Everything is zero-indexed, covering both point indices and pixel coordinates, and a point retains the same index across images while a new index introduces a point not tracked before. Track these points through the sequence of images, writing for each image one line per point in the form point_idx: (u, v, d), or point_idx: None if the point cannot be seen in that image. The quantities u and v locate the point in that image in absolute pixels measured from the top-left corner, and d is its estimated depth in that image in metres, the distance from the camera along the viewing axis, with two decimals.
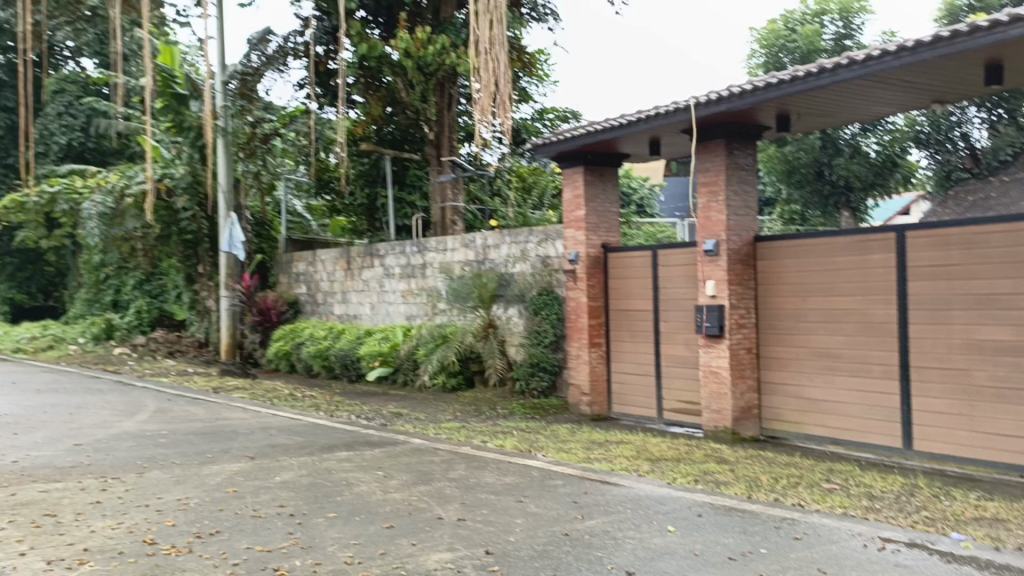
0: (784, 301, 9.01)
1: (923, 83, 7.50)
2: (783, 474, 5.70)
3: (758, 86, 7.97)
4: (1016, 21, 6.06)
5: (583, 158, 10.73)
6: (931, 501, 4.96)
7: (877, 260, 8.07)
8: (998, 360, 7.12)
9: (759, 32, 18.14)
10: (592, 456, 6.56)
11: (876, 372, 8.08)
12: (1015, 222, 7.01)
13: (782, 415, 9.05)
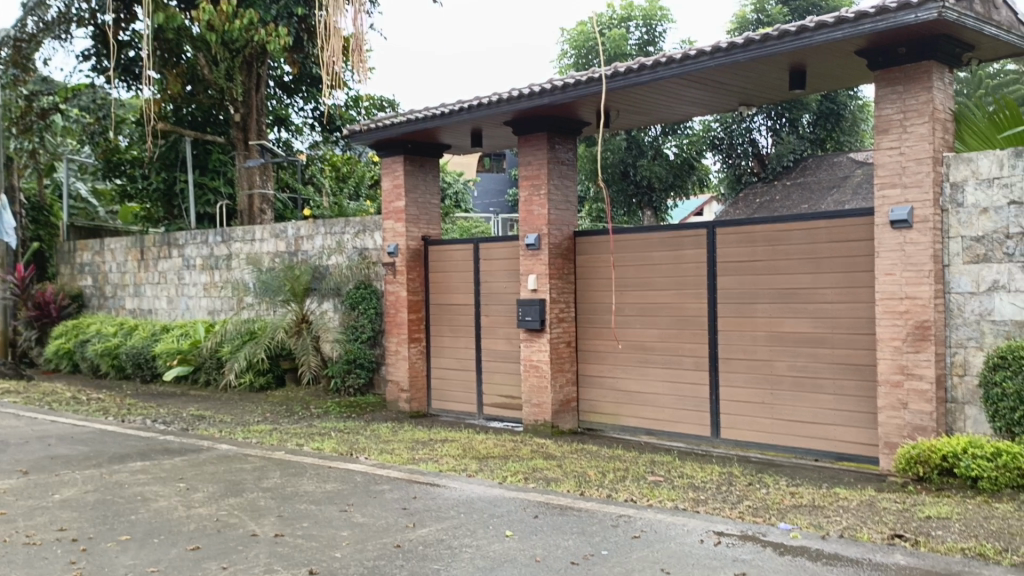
0: (602, 294, 9.16)
1: (732, 85, 7.86)
2: (609, 468, 5.73)
3: (581, 80, 8.01)
4: (820, 28, 6.48)
5: (403, 147, 10.39)
6: (749, 489, 5.15)
7: (689, 255, 8.38)
8: (797, 351, 7.58)
9: (569, 33, 18.60)
10: (417, 456, 6.28)
11: (688, 363, 8.39)
12: (812, 220, 7.47)
13: (600, 407, 9.21)
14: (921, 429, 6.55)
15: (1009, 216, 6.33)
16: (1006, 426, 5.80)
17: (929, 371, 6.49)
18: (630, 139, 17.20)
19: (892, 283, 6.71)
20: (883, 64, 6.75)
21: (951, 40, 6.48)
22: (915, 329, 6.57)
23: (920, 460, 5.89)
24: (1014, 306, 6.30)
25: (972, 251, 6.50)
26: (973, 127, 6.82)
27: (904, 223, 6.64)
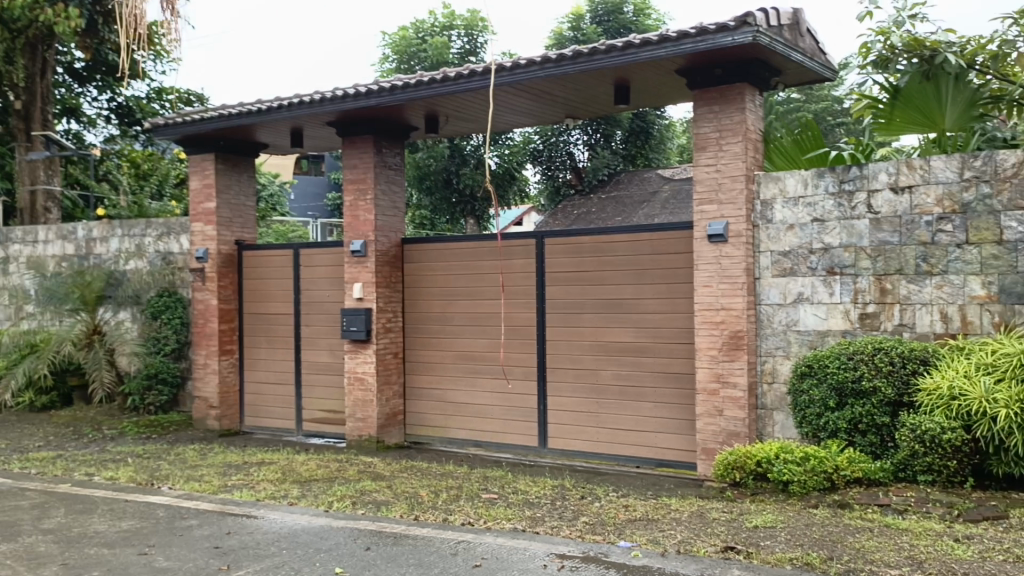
0: (431, 304, 8.93)
1: (560, 96, 7.92)
2: (441, 487, 5.51)
3: (409, 83, 7.76)
4: (645, 44, 6.62)
5: (215, 145, 9.65)
6: (582, 503, 5.13)
7: (518, 265, 8.34)
8: (621, 361, 7.73)
9: (390, 37, 18.29)
10: (230, 483, 5.76)
11: (516, 374, 8.35)
12: (635, 233, 7.64)
13: (426, 420, 8.98)
14: (735, 435, 6.85)
15: (813, 233, 6.72)
16: (812, 431, 6.13)
17: (742, 379, 6.80)
18: (452, 147, 16.99)
19: (709, 294, 6.98)
20: (702, 84, 7.02)
21: (762, 64, 6.84)
22: (731, 339, 6.86)
23: (736, 466, 6.10)
24: (817, 317, 6.69)
25: (780, 265, 6.86)
26: (781, 148, 7.19)
27: (720, 237, 6.90)
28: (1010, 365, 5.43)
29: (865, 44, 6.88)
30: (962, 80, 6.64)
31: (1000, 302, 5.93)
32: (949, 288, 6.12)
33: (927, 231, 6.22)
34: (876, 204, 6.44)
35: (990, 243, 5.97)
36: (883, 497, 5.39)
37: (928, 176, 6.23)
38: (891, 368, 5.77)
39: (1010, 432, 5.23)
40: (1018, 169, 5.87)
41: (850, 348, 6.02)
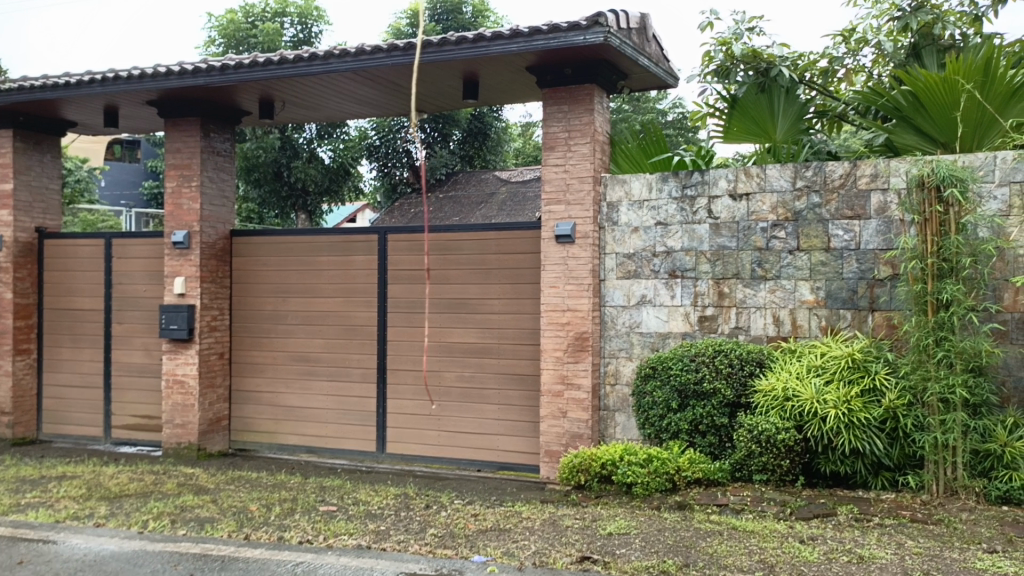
0: (262, 301, 8.33)
1: (407, 87, 7.61)
2: (273, 500, 5.06)
3: (242, 63, 7.16)
4: (496, 39, 6.44)
5: (12, 120, 8.54)
6: (428, 513, 4.89)
7: (360, 261, 7.93)
8: (465, 362, 7.52)
9: (217, 20, 17.14)
10: (23, 502, 5.02)
11: (354, 376, 7.94)
12: (482, 231, 7.47)
13: (254, 425, 8.37)
14: (578, 436, 6.83)
15: (656, 236, 6.80)
16: (654, 432, 6.19)
17: (586, 381, 6.81)
18: (283, 138, 16.17)
19: (556, 295, 6.93)
20: (551, 83, 6.96)
21: (610, 66, 6.87)
22: (576, 340, 6.84)
23: (581, 468, 6.09)
24: (658, 319, 6.78)
25: (625, 267, 6.90)
26: (627, 152, 7.22)
27: (567, 238, 6.88)
28: (838, 367, 5.73)
29: (708, 53, 7.14)
30: (792, 93, 6.92)
31: (827, 306, 6.24)
32: (781, 292, 6.38)
33: (762, 236, 6.45)
34: (715, 210, 6.61)
35: (819, 250, 6.26)
36: (722, 497, 5.49)
37: (764, 184, 6.45)
38: (730, 370, 5.93)
39: (837, 431, 5.49)
40: (845, 181, 6.19)
41: (692, 350, 6.12)
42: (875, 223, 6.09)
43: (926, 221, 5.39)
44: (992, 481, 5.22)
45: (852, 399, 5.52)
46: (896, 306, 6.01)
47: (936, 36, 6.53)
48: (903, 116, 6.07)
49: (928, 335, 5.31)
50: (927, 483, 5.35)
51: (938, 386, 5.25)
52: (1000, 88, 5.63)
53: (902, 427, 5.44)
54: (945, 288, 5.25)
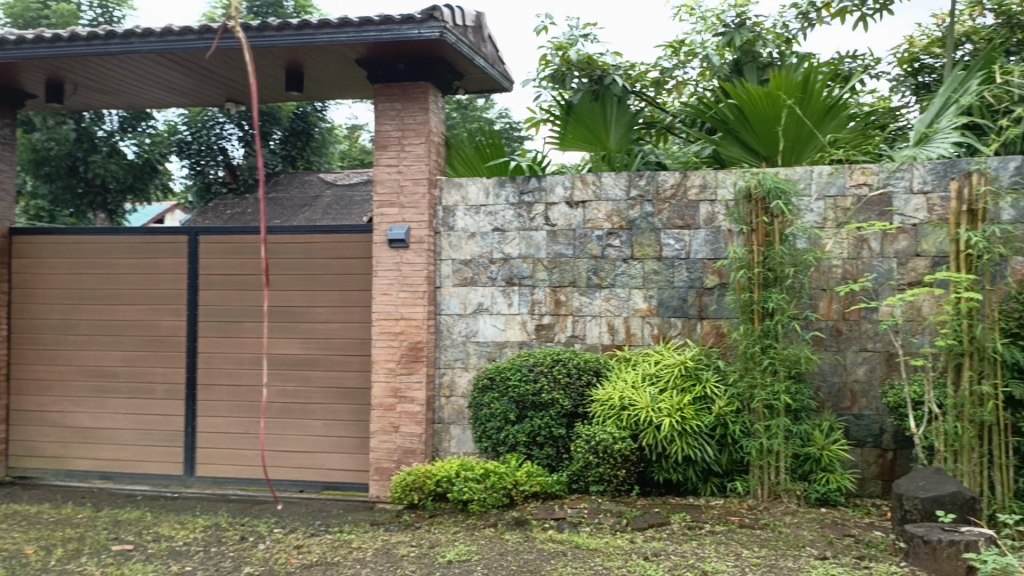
0: (48, 309, 7.33)
1: (222, 74, 6.98)
2: (55, 542, 4.43)
3: (25, 37, 6.24)
4: (323, 26, 5.98)
5: None
6: (243, 548, 4.48)
7: (164, 264, 7.16)
8: (286, 375, 6.98)
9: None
10: None
11: (158, 392, 7.16)
12: (308, 234, 6.99)
13: (37, 450, 7.36)
14: (411, 452, 6.51)
15: (493, 242, 6.65)
16: (491, 446, 5.97)
17: (419, 394, 6.51)
18: (79, 130, 14.50)
19: (389, 303, 6.59)
20: (383, 78, 6.61)
21: (445, 65, 6.61)
22: (409, 351, 6.54)
23: (414, 487, 5.74)
24: (495, 328, 6.62)
25: (461, 274, 6.69)
26: (463, 155, 7.01)
27: (401, 243, 6.57)
28: (671, 375, 5.76)
29: (543, 56, 7.09)
30: (623, 103, 6.96)
31: (659, 315, 6.28)
32: (616, 301, 6.37)
33: (598, 245, 6.42)
34: (553, 217, 6.52)
35: (651, 259, 6.30)
36: (559, 510, 5.36)
37: (599, 192, 6.43)
38: (568, 380, 5.82)
39: (671, 439, 5.49)
40: (676, 191, 6.26)
41: (530, 359, 5.97)
42: (704, 232, 6.20)
43: (753, 231, 5.50)
44: (811, 484, 5.43)
45: (684, 407, 5.54)
46: (724, 314, 6.14)
47: (757, 53, 6.76)
48: (729, 129, 6.21)
49: (754, 343, 5.42)
50: (752, 488, 5.46)
51: (764, 393, 5.37)
52: (817, 105, 5.89)
53: (730, 433, 5.52)
54: (770, 297, 5.37)
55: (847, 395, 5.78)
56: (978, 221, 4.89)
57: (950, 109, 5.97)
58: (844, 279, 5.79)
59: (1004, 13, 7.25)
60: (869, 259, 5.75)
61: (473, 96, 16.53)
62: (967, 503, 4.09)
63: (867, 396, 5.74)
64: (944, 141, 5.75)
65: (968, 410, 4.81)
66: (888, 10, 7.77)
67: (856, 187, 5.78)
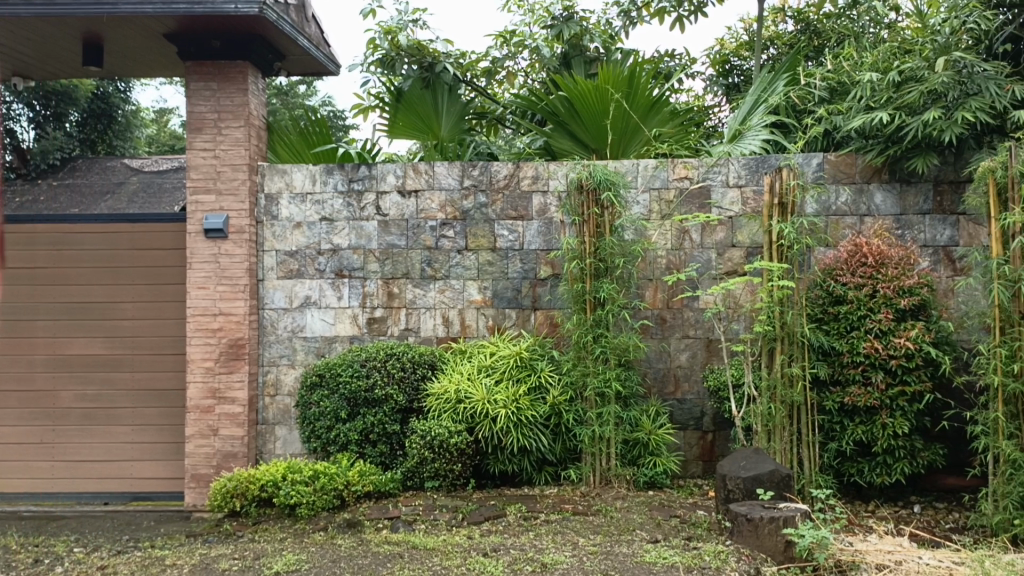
0: None
1: (5, 44, 6.22)
2: None
3: None
4: None
5: None
6: None
7: None
8: (87, 378, 6.39)
9: None
10: None
11: None
12: (112, 223, 6.40)
13: None
14: (231, 456, 6.11)
15: (321, 233, 6.39)
16: (320, 446, 5.71)
17: (242, 394, 6.13)
18: None
19: (205, 298, 6.15)
20: (196, 55, 6.12)
21: (266, 44, 6.22)
22: (229, 348, 6.14)
23: (236, 494, 5.37)
24: (324, 323, 6.37)
25: (286, 266, 6.39)
26: (285, 140, 6.61)
27: (219, 233, 6.15)
28: (507, 366, 5.74)
29: (372, 40, 6.83)
30: (454, 92, 6.85)
31: (493, 306, 6.24)
32: (450, 292, 6.27)
33: (431, 235, 6.30)
34: (384, 206, 6.34)
35: (485, 250, 6.25)
36: (393, 509, 5.18)
37: (432, 181, 6.31)
38: (402, 374, 5.65)
39: (507, 430, 5.46)
40: (509, 181, 6.24)
41: (362, 354, 5.75)
42: (536, 224, 6.22)
43: (585, 222, 5.55)
44: (640, 468, 5.56)
45: (519, 397, 5.53)
46: (557, 304, 6.19)
47: (584, 47, 6.90)
48: (559, 121, 6.26)
49: (586, 332, 5.49)
50: (585, 475, 5.51)
51: (596, 381, 5.45)
52: (642, 99, 6.04)
53: (564, 421, 5.57)
54: (602, 287, 5.46)
55: (671, 380, 5.98)
56: (788, 213, 5.20)
57: (760, 108, 6.32)
58: (668, 269, 5.99)
59: (802, 20, 7.71)
60: (690, 249, 5.98)
61: (291, 81, 15.59)
62: (783, 480, 4.32)
63: (689, 380, 5.97)
64: (755, 138, 6.08)
65: (780, 391, 5.08)
66: (701, 12, 8.13)
67: (678, 181, 6.00)
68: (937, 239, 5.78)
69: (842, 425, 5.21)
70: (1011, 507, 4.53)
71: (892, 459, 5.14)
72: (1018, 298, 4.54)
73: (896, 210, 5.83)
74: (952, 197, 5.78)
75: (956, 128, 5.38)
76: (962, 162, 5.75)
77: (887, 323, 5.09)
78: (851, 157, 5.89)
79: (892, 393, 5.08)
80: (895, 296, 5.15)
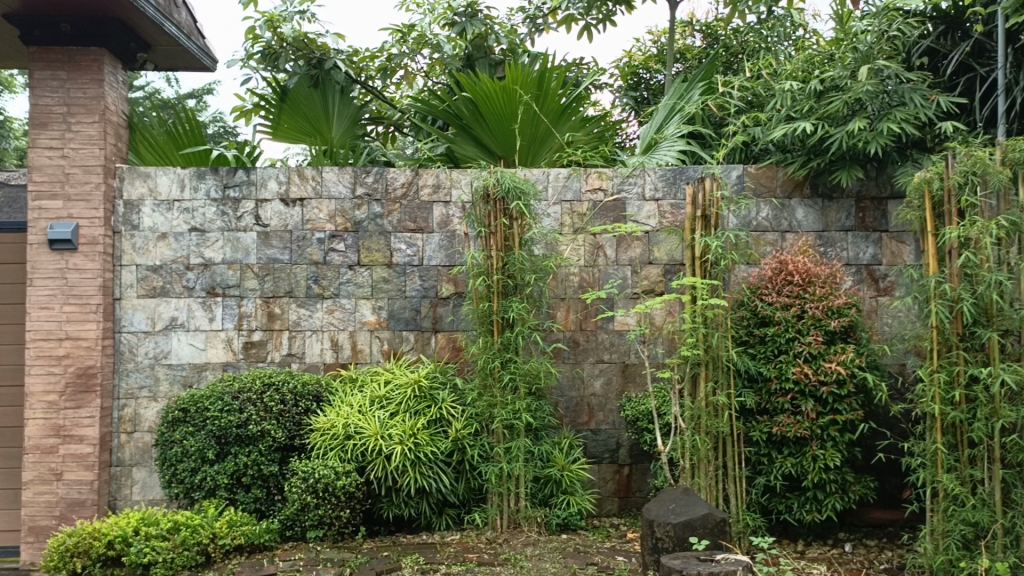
0: None
1: None
2: None
3: None
4: None
5: None
6: None
7: None
8: None
9: None
10: None
11: None
12: None
13: None
14: (78, 505, 5.20)
15: (190, 245, 5.59)
16: (182, 492, 4.89)
17: (92, 432, 5.24)
18: None
19: (49, 319, 5.25)
20: (42, 40, 5.25)
21: (127, 31, 5.40)
22: (77, 378, 5.24)
23: (78, 552, 4.47)
24: (192, 348, 5.55)
25: (148, 282, 5.56)
26: (150, 140, 5.80)
27: (66, 244, 5.29)
28: (403, 397, 5.09)
29: (251, 29, 6.14)
30: (346, 93, 6.22)
31: (389, 328, 5.58)
32: (340, 313, 5.58)
33: (319, 249, 5.60)
34: (265, 216, 5.61)
35: (380, 266, 5.59)
36: (268, 565, 4.42)
37: (319, 189, 5.62)
38: (281, 408, 4.90)
39: (402, 470, 4.79)
40: (407, 189, 5.62)
41: (234, 385, 4.97)
42: (437, 237, 5.61)
43: (493, 233, 4.96)
44: (552, 509, 4.98)
45: (417, 432, 4.87)
46: (460, 326, 5.58)
47: (488, 48, 6.43)
48: (462, 125, 5.68)
49: (493, 358, 4.88)
50: (490, 518, 4.88)
51: (504, 412, 4.84)
52: (553, 104, 5.54)
53: (467, 459, 4.95)
54: (510, 307, 4.88)
55: (584, 409, 5.45)
56: (711, 227, 4.78)
57: (676, 117, 5.93)
58: (581, 288, 5.49)
59: (711, 35, 7.47)
60: (605, 267, 5.50)
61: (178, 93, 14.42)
62: (718, 526, 3.87)
63: (604, 410, 5.45)
64: (671, 149, 5.68)
65: (705, 421, 4.65)
66: (610, 20, 7.70)
67: (591, 192, 5.53)
68: (859, 257, 5.49)
69: (769, 457, 4.82)
70: (953, 547, 4.21)
71: (823, 494, 4.76)
72: (957, 318, 4.24)
73: (819, 225, 5.52)
74: (874, 213, 5.51)
75: (881, 140, 5.11)
76: (884, 177, 5.50)
77: (816, 347, 4.72)
78: (772, 170, 5.57)
79: (823, 423, 4.70)
80: (825, 317, 4.79)
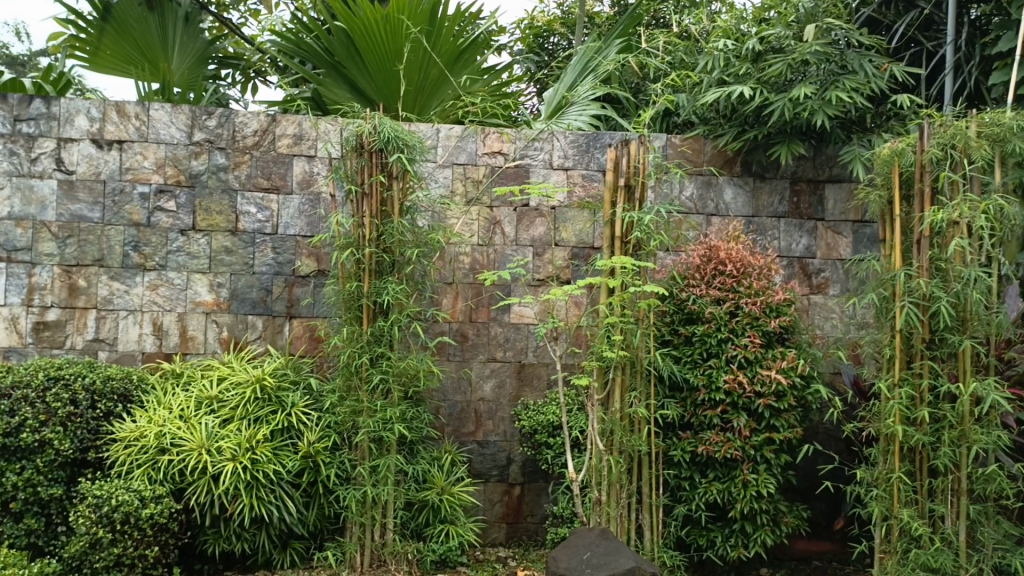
0: None
1: None
2: None
3: None
4: None
5: None
6: None
7: None
8: None
9: None
10: None
11: None
12: None
13: None
14: None
15: None
16: None
17: None
18: None
19: None
20: None
21: None
22: None
23: None
24: None
25: None
26: None
27: None
28: (240, 399, 3.99)
29: None
30: (194, 23, 4.96)
31: (229, 311, 4.43)
32: (165, 290, 4.39)
33: (142, 207, 4.39)
34: (69, 160, 4.34)
35: (222, 232, 4.44)
36: None
37: (145, 129, 4.40)
38: (70, 411, 3.69)
39: (233, 494, 3.71)
40: (261, 138, 4.48)
41: (7, 379, 3.70)
42: (297, 199, 4.49)
43: (366, 195, 3.90)
44: (427, 543, 3.99)
45: (256, 445, 3.80)
46: (321, 312, 4.49)
47: None
48: (334, 63, 4.62)
49: (360, 352, 3.83)
50: (348, 556, 3.84)
51: (371, 422, 3.80)
52: (447, 44, 4.55)
53: (322, 480, 3.90)
54: (385, 289, 3.84)
55: (471, 417, 4.50)
56: (636, 200, 3.90)
57: (589, 75, 5.05)
58: (472, 270, 4.53)
59: (620, 2, 6.64)
60: (502, 246, 4.56)
61: None
62: None
63: (494, 418, 4.51)
64: (582, 113, 4.79)
65: (620, 438, 3.81)
66: None
67: (489, 156, 4.58)
68: (791, 248, 4.77)
69: (692, 481, 4.01)
70: None
71: (752, 527, 3.98)
72: (925, 321, 3.47)
73: (748, 210, 4.77)
74: (810, 199, 4.80)
75: (828, 110, 4.38)
76: (822, 159, 4.81)
77: (753, 351, 3.93)
78: (699, 142, 4.80)
79: (757, 442, 3.91)
80: (762, 315, 4.00)
